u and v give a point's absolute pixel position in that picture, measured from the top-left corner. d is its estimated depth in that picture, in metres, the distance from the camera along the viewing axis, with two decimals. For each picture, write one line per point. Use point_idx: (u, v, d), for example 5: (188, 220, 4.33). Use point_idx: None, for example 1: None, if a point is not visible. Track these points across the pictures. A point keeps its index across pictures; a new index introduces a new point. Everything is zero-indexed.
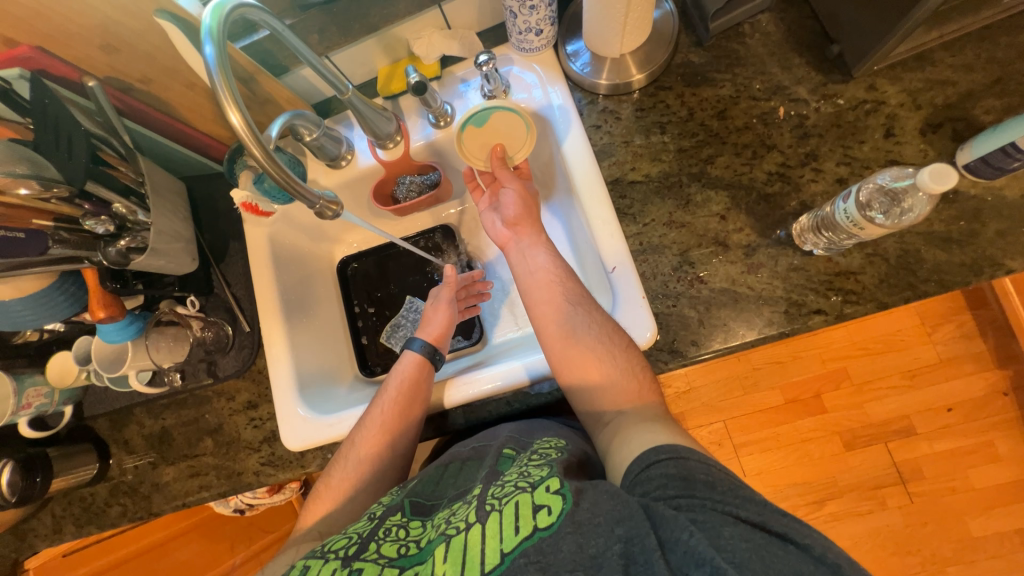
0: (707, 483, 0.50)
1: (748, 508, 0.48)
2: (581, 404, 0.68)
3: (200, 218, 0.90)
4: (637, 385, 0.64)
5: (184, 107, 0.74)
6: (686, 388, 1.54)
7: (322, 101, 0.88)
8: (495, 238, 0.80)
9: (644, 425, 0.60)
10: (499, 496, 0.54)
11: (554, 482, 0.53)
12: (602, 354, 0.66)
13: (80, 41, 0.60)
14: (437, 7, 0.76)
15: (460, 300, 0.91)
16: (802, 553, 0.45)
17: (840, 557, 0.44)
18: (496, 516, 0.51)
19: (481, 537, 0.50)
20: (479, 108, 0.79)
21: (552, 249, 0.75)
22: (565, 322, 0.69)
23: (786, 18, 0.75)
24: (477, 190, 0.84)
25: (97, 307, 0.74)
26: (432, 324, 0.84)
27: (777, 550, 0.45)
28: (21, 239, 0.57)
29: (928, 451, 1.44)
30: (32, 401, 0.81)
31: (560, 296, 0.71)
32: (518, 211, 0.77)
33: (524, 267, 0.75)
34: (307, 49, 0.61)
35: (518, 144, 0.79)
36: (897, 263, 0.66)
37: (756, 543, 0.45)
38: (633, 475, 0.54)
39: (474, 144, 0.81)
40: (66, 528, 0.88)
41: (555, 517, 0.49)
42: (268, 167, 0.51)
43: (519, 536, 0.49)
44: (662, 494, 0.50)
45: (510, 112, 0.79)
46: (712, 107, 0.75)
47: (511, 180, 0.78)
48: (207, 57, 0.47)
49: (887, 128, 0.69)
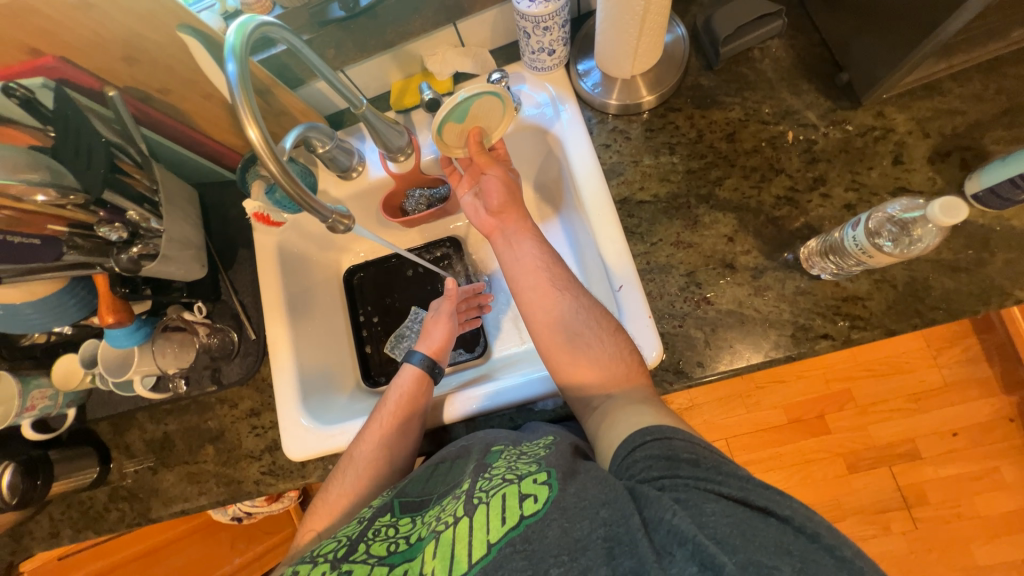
0: (692, 462, 0.52)
1: (731, 485, 0.50)
2: (571, 393, 0.69)
3: (210, 225, 0.91)
4: (625, 368, 0.66)
5: (199, 117, 0.75)
6: (689, 405, 1.52)
7: (335, 113, 0.89)
8: (479, 227, 0.78)
9: (633, 407, 0.61)
10: (486, 490, 0.56)
11: (541, 474, 0.55)
12: (591, 338, 0.67)
13: (102, 52, 0.61)
14: (452, 25, 0.78)
15: (460, 313, 0.92)
16: (784, 525, 0.46)
17: (821, 526, 0.46)
18: (484, 508, 0.53)
19: (469, 530, 0.52)
20: (459, 102, 0.68)
21: (538, 238, 0.75)
22: (552, 308, 0.70)
23: (795, 45, 0.76)
24: (454, 174, 0.82)
25: (105, 312, 0.74)
26: (432, 337, 0.84)
27: (758, 523, 0.46)
28: (37, 245, 0.59)
29: (933, 476, 1.42)
30: (37, 403, 0.81)
31: (547, 281, 0.72)
32: (502, 199, 0.75)
33: (511, 256, 0.75)
34: (323, 64, 0.62)
35: (493, 123, 0.76)
36: (905, 291, 0.66)
37: (738, 518, 0.47)
38: (621, 459, 0.57)
39: (452, 136, 0.74)
40: (64, 532, 0.88)
41: (541, 504, 0.51)
42: (280, 179, 0.51)
43: (506, 527, 0.51)
44: (647, 476, 0.53)
45: (493, 96, 0.70)
46: (721, 130, 0.75)
47: (492, 165, 0.75)
48: (229, 75, 0.48)
49: (895, 155, 0.70)
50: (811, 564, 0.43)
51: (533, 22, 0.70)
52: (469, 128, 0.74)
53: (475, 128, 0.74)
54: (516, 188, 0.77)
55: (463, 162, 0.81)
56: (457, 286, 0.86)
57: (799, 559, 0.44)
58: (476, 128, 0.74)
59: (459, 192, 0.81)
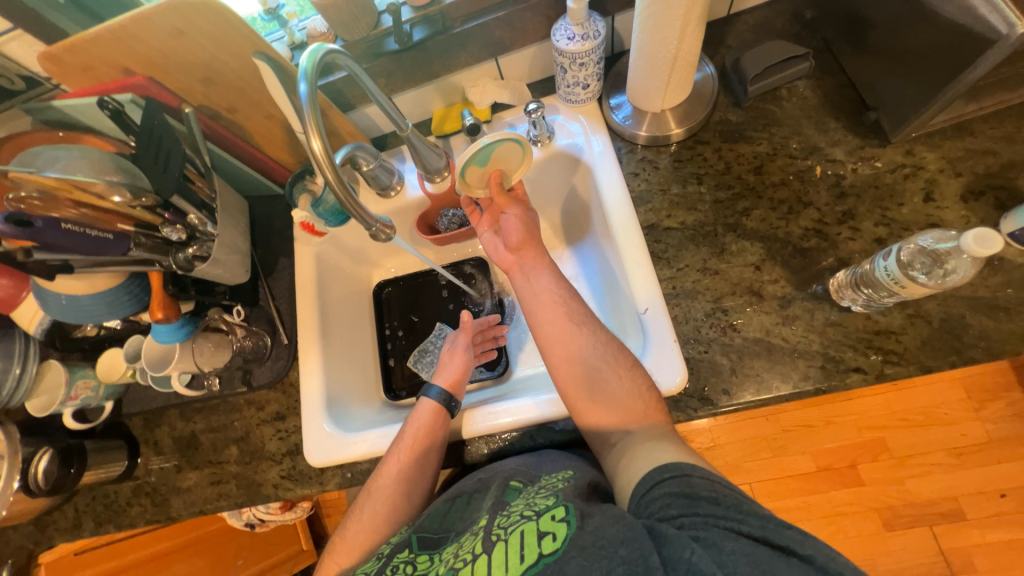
0: (711, 500, 0.51)
1: (751, 523, 0.48)
2: (589, 429, 0.69)
3: (256, 235, 0.97)
4: (643, 405, 0.66)
5: (259, 134, 0.83)
6: (710, 445, 1.47)
7: (380, 136, 0.96)
8: (498, 262, 0.81)
9: (650, 444, 0.61)
10: (504, 527, 0.56)
11: (559, 510, 0.55)
12: (608, 372, 0.68)
13: (186, 74, 0.70)
14: (493, 59, 0.85)
15: (476, 346, 0.92)
16: (804, 565, 0.45)
17: (843, 566, 0.44)
18: (503, 545, 0.54)
19: (487, 567, 0.53)
20: (482, 148, 0.69)
21: (555, 272, 0.77)
22: (570, 342, 0.71)
23: (822, 86, 0.79)
24: (475, 213, 0.85)
25: (156, 308, 0.78)
26: (447, 371, 0.83)
27: (780, 563, 0.45)
28: (110, 240, 0.64)
29: (980, 541, 1.31)
30: (80, 392, 0.86)
31: (564, 315, 0.73)
32: (520, 237, 0.78)
33: (529, 291, 0.77)
34: (377, 89, 0.67)
35: (513, 166, 0.79)
36: (940, 327, 0.65)
37: (758, 557, 0.45)
38: (639, 497, 0.56)
39: (473, 177, 0.76)
40: (86, 524, 0.89)
41: (560, 543, 0.51)
42: (336, 187, 0.55)
43: (524, 564, 0.51)
44: (665, 514, 0.52)
45: (512, 142, 0.72)
46: (749, 163, 0.78)
47: (511, 205, 0.79)
48: (301, 93, 0.54)
49: (926, 193, 0.70)
50: None
51: (570, 59, 0.76)
52: (491, 170, 0.77)
53: (496, 171, 0.77)
54: (536, 228, 0.80)
55: (484, 202, 0.84)
56: (471, 318, 0.87)
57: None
58: (497, 170, 0.77)
59: (478, 229, 0.84)
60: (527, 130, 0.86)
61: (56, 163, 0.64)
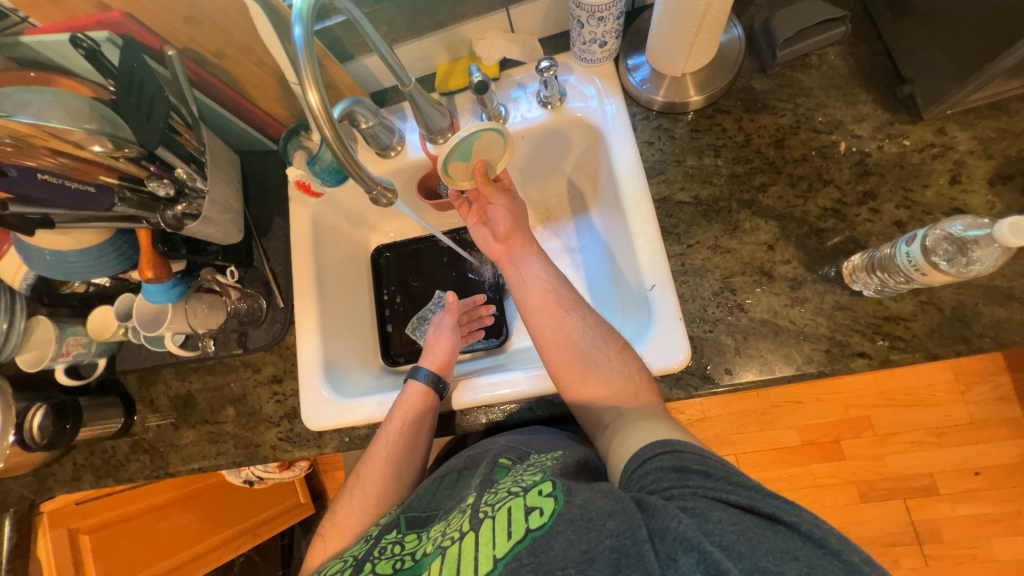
0: (700, 473, 0.52)
1: (739, 493, 0.50)
2: (581, 413, 0.69)
3: (249, 192, 0.92)
4: (634, 386, 0.66)
5: (249, 83, 0.77)
6: (700, 417, 1.50)
7: (380, 91, 0.90)
8: (487, 253, 0.80)
9: (643, 422, 0.61)
10: (492, 503, 0.56)
11: (546, 484, 0.56)
12: (598, 356, 0.68)
13: (167, 12, 0.64)
14: (504, 10, 0.78)
15: (462, 325, 0.92)
16: (789, 531, 0.46)
17: (828, 533, 0.46)
18: (491, 522, 0.53)
19: (475, 544, 0.52)
20: (460, 141, 0.68)
21: (544, 258, 0.76)
22: (561, 325, 0.71)
23: (856, 54, 0.73)
24: (463, 205, 0.83)
25: (146, 267, 0.75)
26: (436, 351, 0.82)
27: (765, 530, 0.46)
28: (92, 193, 0.61)
29: (950, 514, 1.38)
30: (71, 349, 0.84)
31: (554, 302, 0.72)
32: (508, 225, 0.77)
33: (518, 279, 0.76)
34: (379, 38, 0.62)
35: (495, 156, 0.76)
36: (951, 315, 0.64)
37: (744, 525, 0.47)
38: (630, 471, 0.57)
39: (458, 172, 0.75)
40: (85, 477, 0.90)
41: (547, 517, 0.51)
42: (335, 147, 0.52)
43: (512, 540, 0.51)
44: (656, 487, 0.53)
45: (493, 133, 0.71)
46: (770, 135, 0.74)
47: (497, 195, 0.77)
48: (295, 39, 0.49)
49: (953, 175, 0.67)
50: (817, 568, 0.44)
51: (588, 12, 0.70)
52: (475, 161, 0.75)
53: (480, 162, 0.75)
54: (522, 215, 0.79)
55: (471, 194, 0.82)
56: (457, 300, 0.86)
57: (805, 563, 0.44)
58: (480, 161, 0.75)
59: (466, 221, 0.83)
60: (537, 92, 0.81)
61: (27, 108, 0.59)
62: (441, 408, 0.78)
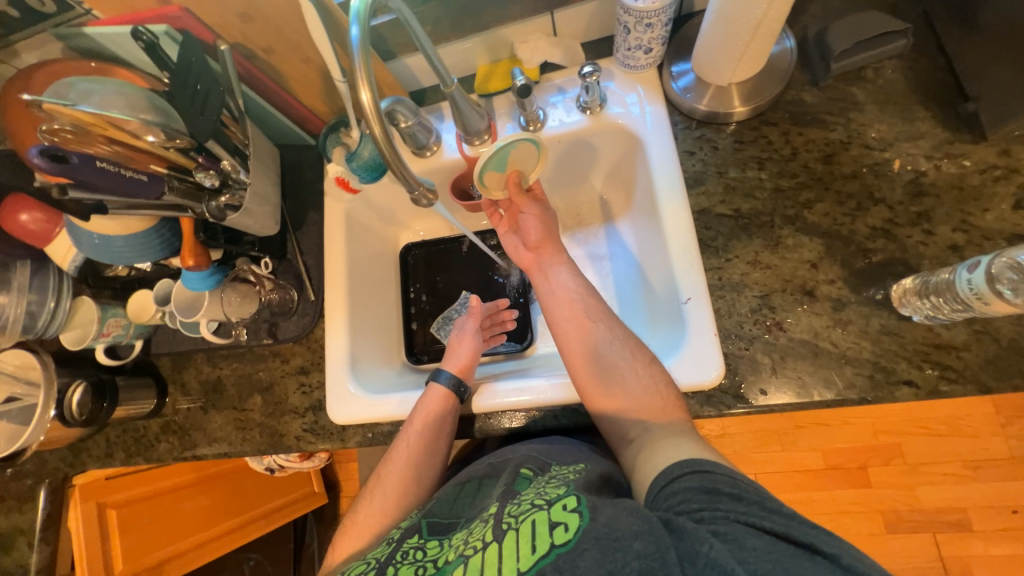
0: (733, 496, 0.50)
1: (774, 519, 0.48)
2: (606, 427, 0.68)
3: (286, 186, 0.94)
4: (661, 402, 0.64)
5: (294, 79, 0.78)
6: (719, 433, 1.47)
7: (418, 90, 0.90)
8: (517, 262, 0.79)
9: (671, 440, 0.59)
10: (515, 515, 0.55)
11: (570, 500, 0.54)
12: (625, 368, 0.67)
13: (223, 8, 0.65)
14: (548, 14, 0.77)
15: (485, 329, 0.91)
16: (830, 563, 0.44)
17: (868, 568, 0.44)
18: (514, 534, 0.52)
19: (499, 556, 0.51)
20: (496, 150, 0.68)
21: (573, 267, 0.76)
22: (587, 336, 0.70)
23: (914, 68, 0.70)
24: (495, 215, 0.82)
25: (187, 254, 0.77)
26: (457, 356, 0.81)
27: (803, 561, 0.45)
28: (144, 181, 0.63)
29: (983, 553, 1.31)
30: (111, 330, 0.87)
31: (581, 311, 0.72)
32: (540, 235, 0.77)
33: (546, 288, 0.75)
34: (426, 37, 0.62)
35: (529, 164, 0.76)
36: (1009, 347, 0.61)
37: (779, 554, 0.45)
38: (657, 490, 0.55)
39: (493, 181, 0.75)
40: (117, 454, 0.93)
41: (572, 534, 0.50)
42: (382, 145, 0.52)
43: (536, 555, 0.50)
44: (685, 508, 0.51)
45: (528, 142, 0.71)
46: (818, 150, 0.71)
47: (528, 205, 0.77)
48: (351, 38, 0.49)
49: (1016, 199, 0.64)
50: None
51: (637, 18, 0.68)
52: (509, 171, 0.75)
53: (514, 171, 0.75)
54: (553, 224, 0.78)
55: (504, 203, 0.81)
56: (480, 303, 0.85)
57: None
58: (514, 170, 0.75)
59: (498, 232, 0.82)
60: (577, 96, 0.80)
61: (90, 97, 0.64)
62: (463, 411, 0.78)
